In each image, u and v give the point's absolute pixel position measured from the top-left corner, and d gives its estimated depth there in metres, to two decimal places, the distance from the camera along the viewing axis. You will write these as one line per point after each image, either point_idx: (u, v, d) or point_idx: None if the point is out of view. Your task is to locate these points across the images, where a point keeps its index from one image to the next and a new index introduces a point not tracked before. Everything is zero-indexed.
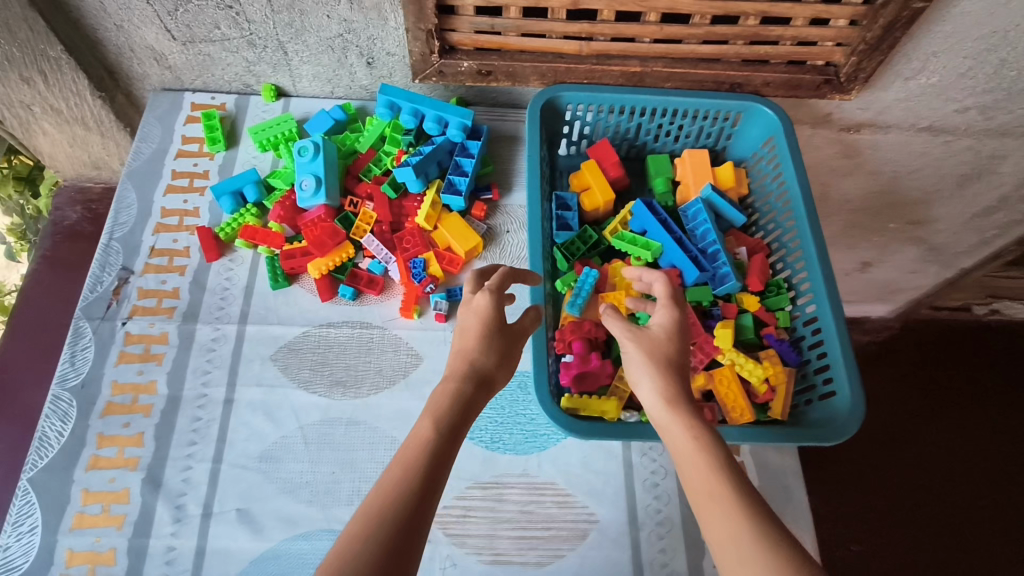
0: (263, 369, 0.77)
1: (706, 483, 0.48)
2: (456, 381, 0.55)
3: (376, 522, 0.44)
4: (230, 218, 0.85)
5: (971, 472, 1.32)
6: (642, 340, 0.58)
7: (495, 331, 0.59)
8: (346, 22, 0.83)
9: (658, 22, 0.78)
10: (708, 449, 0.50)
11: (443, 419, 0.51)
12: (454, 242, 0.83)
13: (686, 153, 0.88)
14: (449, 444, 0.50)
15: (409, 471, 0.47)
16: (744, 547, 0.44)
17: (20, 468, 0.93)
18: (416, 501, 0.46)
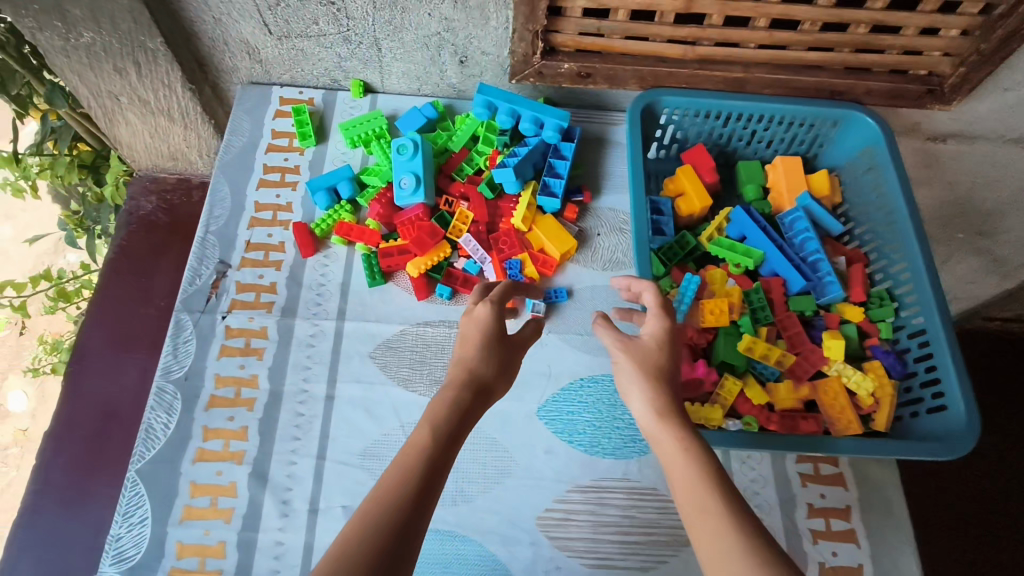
0: (363, 366, 0.77)
1: (696, 494, 0.50)
2: (456, 390, 0.57)
3: (373, 524, 0.45)
4: (325, 214, 0.85)
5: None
6: (632, 349, 0.60)
7: (496, 341, 0.61)
8: (446, 20, 0.83)
9: (766, 27, 0.78)
10: (696, 462, 0.53)
11: (441, 425, 0.53)
12: (549, 243, 0.83)
13: (777, 160, 0.88)
14: (446, 450, 0.52)
15: (407, 475, 0.49)
16: (730, 556, 0.46)
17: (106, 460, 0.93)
18: (410, 506, 0.47)
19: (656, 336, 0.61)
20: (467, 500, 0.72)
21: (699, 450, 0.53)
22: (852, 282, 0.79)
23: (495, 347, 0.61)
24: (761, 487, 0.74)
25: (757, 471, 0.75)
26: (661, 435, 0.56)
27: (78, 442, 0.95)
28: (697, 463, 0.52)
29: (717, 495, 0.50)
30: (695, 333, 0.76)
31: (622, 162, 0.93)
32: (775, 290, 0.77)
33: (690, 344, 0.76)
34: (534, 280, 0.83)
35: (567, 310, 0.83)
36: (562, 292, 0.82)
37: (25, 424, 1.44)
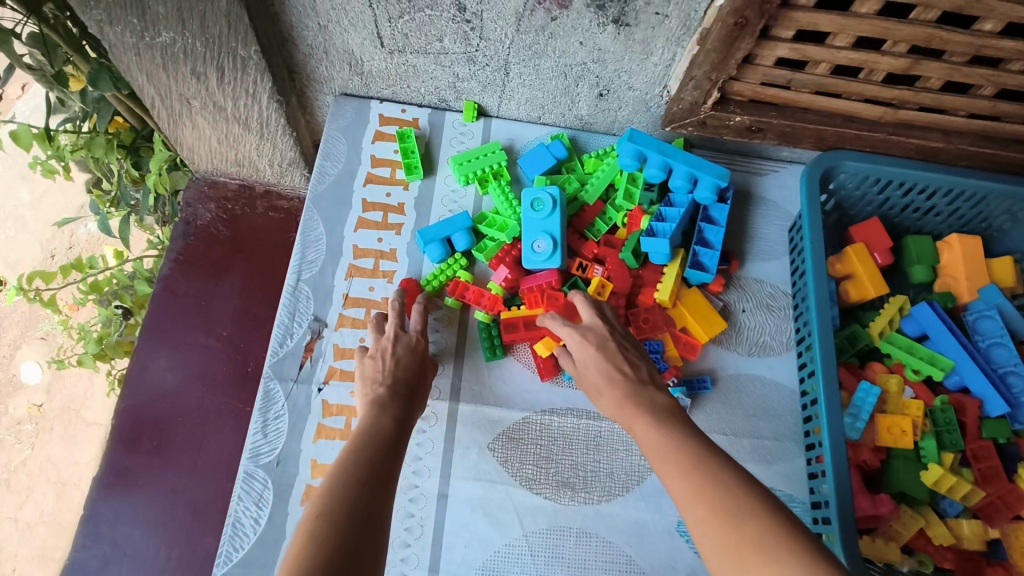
0: (481, 460, 0.67)
1: (653, 444, 0.52)
2: (392, 390, 0.60)
3: (344, 490, 0.47)
4: (437, 269, 0.73)
5: None
6: (581, 382, 0.64)
7: (419, 353, 0.65)
8: (598, 51, 0.69)
9: (991, 97, 0.65)
10: (651, 418, 0.55)
11: (389, 415, 0.58)
12: (695, 324, 0.72)
13: (954, 237, 0.75)
14: (400, 437, 0.56)
15: (366, 451, 0.52)
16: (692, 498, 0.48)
17: (165, 515, 0.83)
18: (379, 479, 0.50)
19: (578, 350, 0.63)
20: None
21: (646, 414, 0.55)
22: None
23: (421, 358, 0.65)
24: None
25: None
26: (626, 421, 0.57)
27: (126, 492, 0.84)
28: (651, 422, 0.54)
29: (674, 442, 0.51)
30: (872, 454, 0.65)
31: (770, 225, 0.80)
32: (970, 413, 0.66)
33: (864, 466, 0.66)
34: (675, 365, 0.71)
35: (711, 403, 0.72)
36: (708, 382, 0.71)
37: (40, 399, 1.27)
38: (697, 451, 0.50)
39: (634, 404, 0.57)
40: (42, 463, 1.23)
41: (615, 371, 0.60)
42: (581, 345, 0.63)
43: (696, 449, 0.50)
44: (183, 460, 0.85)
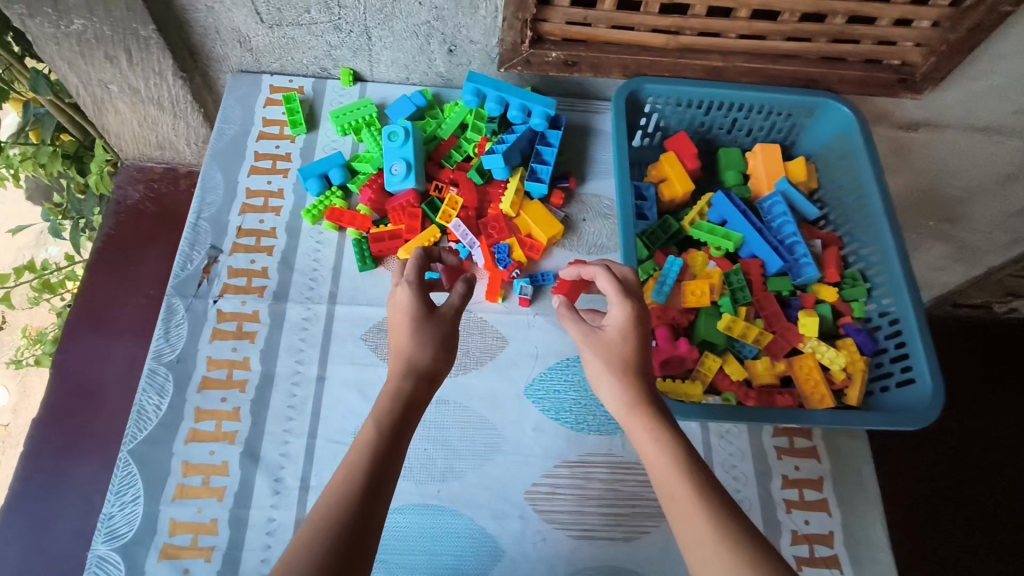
0: (355, 349, 0.79)
1: (670, 479, 0.54)
2: (398, 381, 0.59)
3: (323, 529, 0.48)
4: (317, 200, 0.86)
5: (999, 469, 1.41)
6: (597, 347, 0.63)
7: (425, 322, 0.63)
8: (436, 9, 0.85)
9: (747, 17, 0.81)
10: (666, 449, 0.56)
11: (384, 422, 0.55)
12: (536, 229, 0.85)
13: (757, 146, 0.90)
14: (395, 439, 0.55)
15: (353, 481, 0.51)
16: (702, 536, 0.50)
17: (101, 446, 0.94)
18: (366, 511, 0.50)
19: (619, 327, 0.63)
20: (457, 476, 0.74)
21: (668, 441, 0.57)
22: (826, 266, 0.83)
23: (428, 331, 0.62)
24: (738, 460, 0.78)
25: (735, 445, 0.78)
26: (633, 427, 0.59)
27: (65, 430, 0.95)
28: (674, 458, 0.55)
29: (691, 484, 0.53)
30: (678, 313, 0.78)
31: (607, 149, 0.94)
32: (754, 272, 0.80)
33: (674, 323, 0.78)
34: (521, 263, 0.85)
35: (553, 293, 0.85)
36: (549, 274, 0.84)
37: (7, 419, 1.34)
38: (709, 486, 0.53)
39: (652, 419, 0.58)
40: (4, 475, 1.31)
41: (645, 369, 0.62)
42: (626, 323, 0.63)
43: (705, 487, 0.53)
44: (116, 401, 0.97)
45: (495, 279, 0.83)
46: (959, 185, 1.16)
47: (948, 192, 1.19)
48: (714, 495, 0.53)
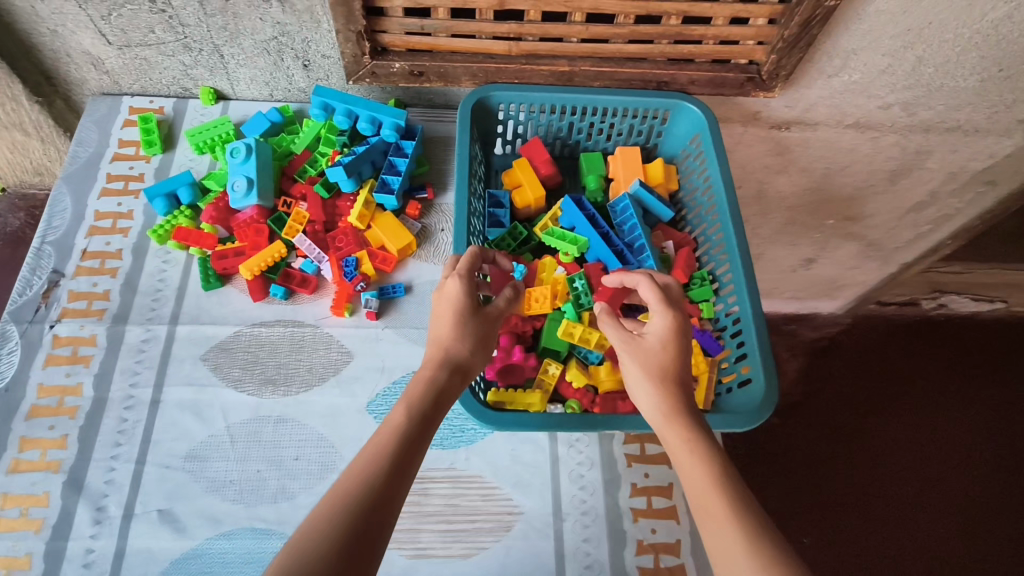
0: (193, 369, 0.77)
1: (704, 488, 0.51)
2: (432, 370, 0.58)
3: (347, 503, 0.46)
4: (164, 220, 0.85)
5: (901, 459, 1.49)
6: (636, 353, 0.61)
7: (469, 317, 0.63)
8: (280, 25, 0.84)
9: (583, 21, 0.80)
10: (703, 459, 0.52)
11: (417, 406, 0.55)
12: (387, 240, 0.84)
13: (616, 150, 0.89)
14: (422, 426, 0.54)
15: (381, 456, 0.50)
16: (733, 550, 0.46)
17: None
18: (387, 483, 0.48)
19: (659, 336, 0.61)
20: (289, 497, 0.71)
21: (704, 448, 0.53)
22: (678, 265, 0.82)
23: (468, 325, 0.62)
24: (586, 469, 0.75)
25: (583, 454, 0.76)
26: (668, 433, 0.56)
27: None
28: (709, 465, 0.52)
29: (723, 495, 0.49)
30: (520, 321, 0.77)
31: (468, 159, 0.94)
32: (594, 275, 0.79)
33: (517, 331, 0.77)
34: (370, 276, 0.83)
35: (403, 305, 0.83)
36: (399, 286, 0.83)
37: None
38: (743, 498, 0.50)
39: (687, 426, 0.55)
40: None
41: (682, 378, 0.59)
42: (667, 331, 0.60)
43: (739, 497, 0.49)
44: None
45: (341, 293, 0.81)
46: (850, 183, 1.15)
47: (841, 190, 1.17)
48: (748, 509, 0.49)
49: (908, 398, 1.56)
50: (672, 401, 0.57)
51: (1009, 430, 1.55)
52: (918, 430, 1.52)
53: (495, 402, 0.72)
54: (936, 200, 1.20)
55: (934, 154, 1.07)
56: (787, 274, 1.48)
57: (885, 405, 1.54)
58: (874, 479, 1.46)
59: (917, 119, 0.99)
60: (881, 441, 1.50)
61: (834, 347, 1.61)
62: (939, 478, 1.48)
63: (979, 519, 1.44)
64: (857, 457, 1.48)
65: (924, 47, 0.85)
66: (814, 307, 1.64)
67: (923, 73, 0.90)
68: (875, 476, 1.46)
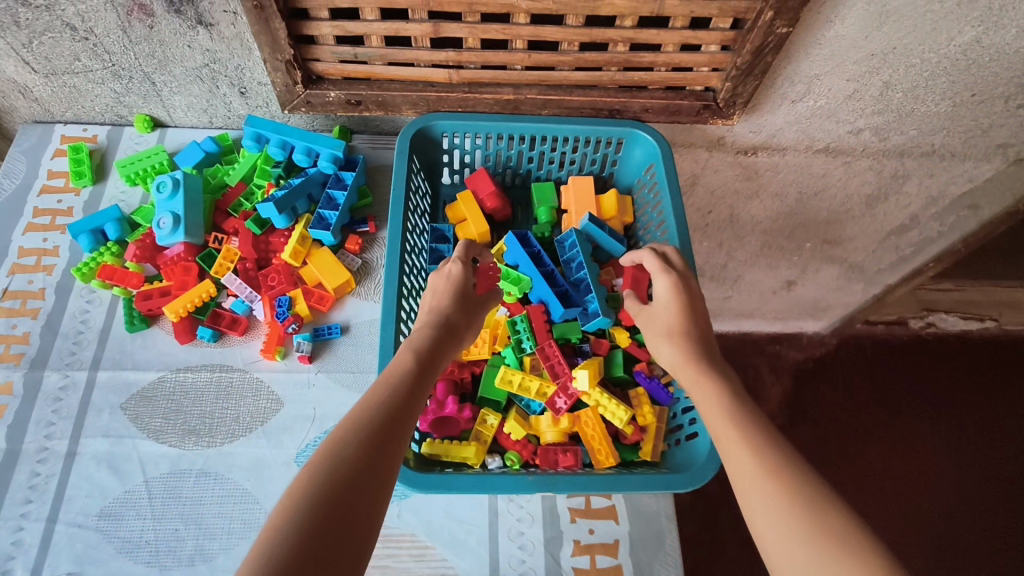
0: (112, 419, 0.73)
1: (721, 414, 0.51)
2: (435, 326, 0.60)
3: (368, 416, 0.47)
4: (89, 257, 0.81)
5: (888, 488, 1.43)
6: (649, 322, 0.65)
7: (465, 293, 0.65)
8: (209, 52, 0.81)
9: (525, 49, 0.76)
10: (712, 387, 0.54)
11: (422, 350, 0.56)
12: (323, 278, 0.80)
13: (568, 180, 0.85)
14: (427, 367, 0.55)
15: (393, 387, 0.51)
16: (741, 457, 0.47)
17: None
18: (404, 407, 0.49)
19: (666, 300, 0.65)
20: (207, 559, 0.67)
21: (710, 379, 0.55)
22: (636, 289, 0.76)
23: (467, 300, 0.65)
24: (526, 525, 0.71)
25: (524, 509, 0.72)
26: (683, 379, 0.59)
27: None
28: (720, 392, 0.53)
29: (731, 419, 0.50)
30: (458, 367, 0.73)
31: None
32: (536, 318, 0.74)
33: (454, 379, 0.73)
34: (304, 316, 0.79)
35: (340, 347, 0.79)
36: (335, 327, 0.79)
37: None
38: (750, 418, 0.50)
39: (697, 365, 0.58)
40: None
41: (692, 330, 0.61)
42: (671, 293, 0.64)
43: (753, 416, 0.50)
44: None
45: (273, 335, 0.77)
46: (825, 207, 1.10)
47: (816, 214, 1.12)
48: (757, 426, 0.49)
49: (896, 421, 1.51)
50: (687, 352, 0.59)
51: (1002, 456, 1.49)
52: (908, 457, 1.47)
53: (430, 455, 0.66)
54: (917, 223, 1.15)
55: (911, 178, 1.02)
56: (767, 295, 1.42)
57: (871, 430, 1.49)
58: (861, 509, 1.40)
59: (890, 144, 0.94)
60: (867, 468, 1.44)
61: (818, 369, 1.56)
62: (928, 507, 1.42)
63: (971, 549, 1.38)
64: (842, 485, 1.42)
65: (890, 72, 0.81)
66: (798, 328, 1.59)
67: (892, 98, 0.85)
68: (862, 504, 1.40)
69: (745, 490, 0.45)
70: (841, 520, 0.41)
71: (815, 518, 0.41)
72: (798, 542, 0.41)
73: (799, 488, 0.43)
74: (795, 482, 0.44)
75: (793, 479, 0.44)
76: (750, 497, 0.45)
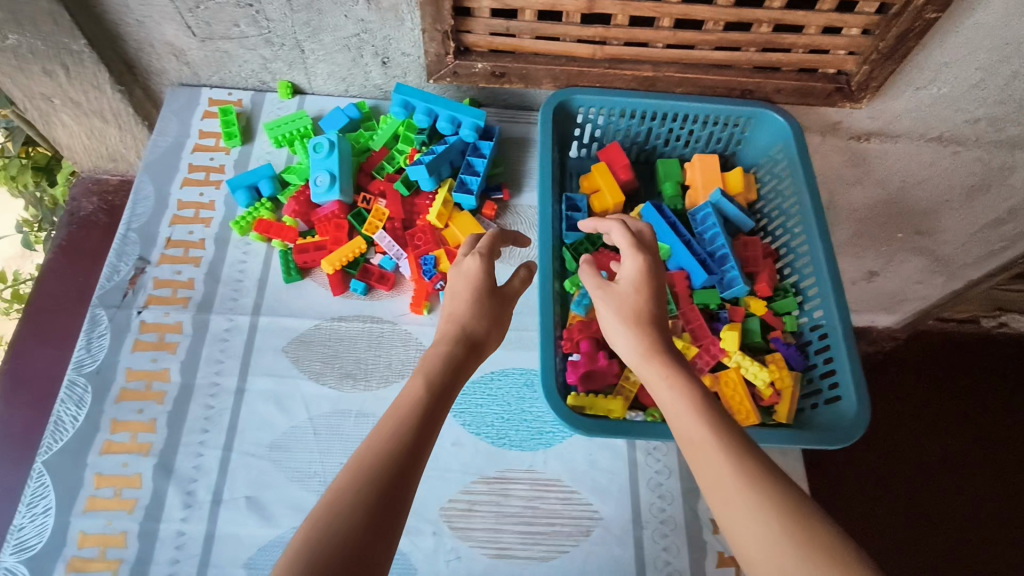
0: (275, 360, 0.78)
1: (690, 427, 0.51)
2: (449, 345, 0.59)
3: (367, 463, 0.46)
4: (246, 212, 0.86)
5: (958, 478, 1.45)
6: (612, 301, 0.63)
7: (485, 297, 0.64)
8: (362, 22, 0.84)
9: (671, 27, 0.79)
10: (684, 392, 0.54)
11: (434, 377, 0.55)
12: (464, 239, 0.84)
13: (695, 157, 0.89)
14: (439, 399, 0.53)
15: (404, 423, 0.50)
16: (722, 472, 0.47)
17: (34, 442, 0.96)
18: (414, 445, 0.48)
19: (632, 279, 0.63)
20: None
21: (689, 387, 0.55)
22: (754, 256, 0.81)
23: (483, 301, 0.63)
24: (664, 477, 0.75)
25: (662, 462, 0.76)
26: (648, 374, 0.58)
27: (25, 418, 0.98)
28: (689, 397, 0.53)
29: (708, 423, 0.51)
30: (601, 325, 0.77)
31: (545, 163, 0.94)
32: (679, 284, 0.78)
33: (597, 337, 0.77)
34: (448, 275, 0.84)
35: None
36: None
37: None
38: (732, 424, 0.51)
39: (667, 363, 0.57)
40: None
41: (660, 318, 0.61)
42: (639, 275, 0.62)
43: (729, 429, 0.50)
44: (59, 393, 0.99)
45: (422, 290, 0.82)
46: (926, 197, 1.12)
47: (916, 204, 1.15)
48: (738, 435, 0.50)
49: (967, 415, 1.52)
50: (646, 342, 0.58)
51: None
52: (977, 450, 1.49)
53: (575, 407, 0.72)
54: (1014, 218, 1.16)
55: (1018, 170, 1.04)
56: (847, 285, 1.45)
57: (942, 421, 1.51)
58: (931, 496, 1.42)
59: (1005, 135, 0.96)
60: (937, 458, 1.47)
61: (890, 359, 1.58)
62: (996, 499, 1.44)
63: None
64: (913, 473, 1.44)
65: (1021, 61, 0.83)
66: (869, 320, 1.62)
67: (1016, 89, 0.88)
68: (933, 492, 1.43)
69: (724, 503, 0.46)
70: (826, 530, 0.43)
71: (804, 532, 0.43)
72: (786, 552, 0.42)
73: (781, 506, 0.44)
74: (778, 503, 0.44)
75: (771, 493, 0.45)
76: (735, 510, 0.45)
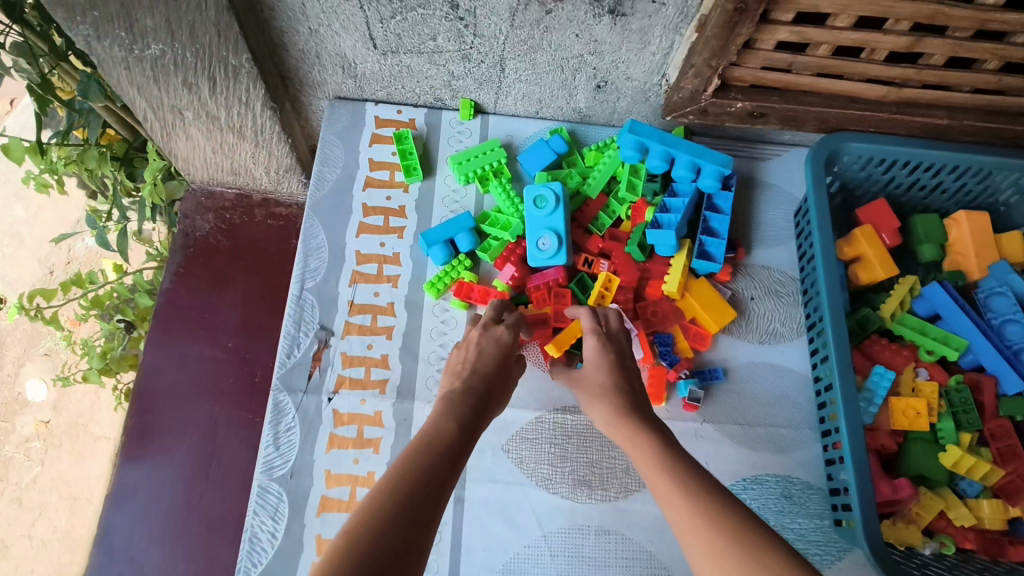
0: (496, 462, 0.66)
1: (657, 476, 0.50)
2: (467, 387, 0.57)
3: (409, 475, 0.44)
4: (441, 271, 0.72)
5: None
6: (579, 384, 0.62)
7: (504, 356, 0.61)
8: (595, 43, 0.68)
9: (996, 71, 0.64)
10: (655, 445, 0.53)
11: (462, 419, 0.52)
12: (705, 315, 0.71)
13: (960, 214, 0.74)
14: (467, 443, 0.51)
15: (432, 451, 0.48)
16: (693, 517, 0.46)
17: (176, 515, 0.83)
18: (445, 471, 0.46)
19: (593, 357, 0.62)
20: None
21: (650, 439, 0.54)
22: None
23: (503, 359, 0.60)
24: None
25: None
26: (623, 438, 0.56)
27: (160, 481, 0.85)
28: (651, 451, 0.53)
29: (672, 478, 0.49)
30: (888, 436, 0.65)
31: (775, 210, 0.79)
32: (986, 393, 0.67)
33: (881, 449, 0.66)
34: (686, 357, 0.71)
35: (722, 393, 0.71)
36: (720, 371, 0.70)
37: (47, 415, 1.13)
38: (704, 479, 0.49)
39: (633, 424, 0.56)
40: (54, 480, 1.10)
41: (628, 391, 0.59)
42: (598, 350, 0.61)
43: (698, 481, 0.49)
44: (195, 452, 0.86)
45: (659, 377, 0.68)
46: None
47: None
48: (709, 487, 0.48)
49: None
50: (614, 404, 0.58)
51: None
52: None
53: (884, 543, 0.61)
54: None
55: None
56: None
57: None
58: None
59: None
60: None
61: None
62: None
63: None
64: None
65: None
66: None
67: None
68: None
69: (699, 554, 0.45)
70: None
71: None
72: None
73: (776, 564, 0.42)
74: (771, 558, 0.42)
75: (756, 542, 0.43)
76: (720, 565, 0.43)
